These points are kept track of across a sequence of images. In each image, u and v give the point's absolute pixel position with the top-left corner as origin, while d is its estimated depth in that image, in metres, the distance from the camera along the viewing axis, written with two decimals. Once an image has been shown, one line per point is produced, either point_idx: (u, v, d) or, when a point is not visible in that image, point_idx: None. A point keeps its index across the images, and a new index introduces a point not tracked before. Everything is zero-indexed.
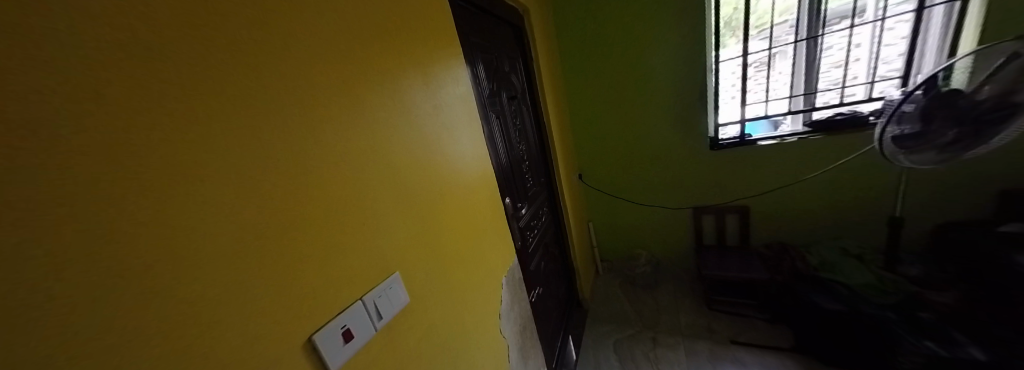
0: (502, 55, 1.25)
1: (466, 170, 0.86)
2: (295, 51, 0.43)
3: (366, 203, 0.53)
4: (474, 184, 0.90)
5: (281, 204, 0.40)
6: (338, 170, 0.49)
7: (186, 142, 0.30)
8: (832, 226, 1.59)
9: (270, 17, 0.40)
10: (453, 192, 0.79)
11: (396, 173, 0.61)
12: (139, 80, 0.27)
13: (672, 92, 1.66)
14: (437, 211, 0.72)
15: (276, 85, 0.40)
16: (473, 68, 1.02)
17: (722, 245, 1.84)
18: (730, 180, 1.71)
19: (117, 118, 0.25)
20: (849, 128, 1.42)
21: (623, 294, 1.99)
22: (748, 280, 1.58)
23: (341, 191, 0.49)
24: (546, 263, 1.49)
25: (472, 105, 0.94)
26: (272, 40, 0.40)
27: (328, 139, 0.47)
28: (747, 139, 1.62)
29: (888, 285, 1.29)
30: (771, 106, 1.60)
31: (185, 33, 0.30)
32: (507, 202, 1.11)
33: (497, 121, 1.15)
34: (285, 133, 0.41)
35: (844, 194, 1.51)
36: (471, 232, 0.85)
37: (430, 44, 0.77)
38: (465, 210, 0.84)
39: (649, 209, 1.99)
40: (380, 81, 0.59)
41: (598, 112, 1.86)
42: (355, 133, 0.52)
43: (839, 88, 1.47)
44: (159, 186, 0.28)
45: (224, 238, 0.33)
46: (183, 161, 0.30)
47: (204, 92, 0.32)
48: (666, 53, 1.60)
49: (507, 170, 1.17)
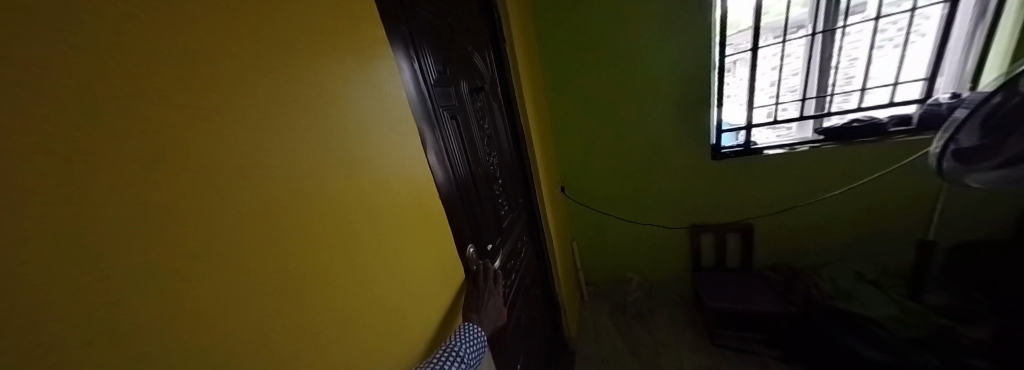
0: (461, 29, 0.85)
1: (403, 211, 0.50)
2: (269, 41, 0.31)
3: (339, 246, 0.37)
4: (410, 238, 0.52)
5: (274, 248, 0.28)
6: (320, 223, 0.34)
7: (208, 235, 0.23)
8: (842, 246, 1.43)
9: (268, 46, 0.30)
10: (378, 250, 0.44)
11: (381, 201, 0.45)
12: (131, 90, 0.19)
13: (674, 92, 1.38)
14: (356, 290, 0.39)
15: (292, 140, 0.32)
16: (412, 40, 0.63)
17: (722, 267, 1.62)
18: (734, 195, 1.48)
19: (119, 153, 0.18)
20: (865, 138, 1.24)
21: (614, 327, 1.70)
22: (759, 312, 1.37)
23: (333, 266, 0.36)
24: (528, 314, 1.13)
25: (417, 106, 0.60)
26: (263, 65, 0.30)
27: (312, 161, 0.34)
28: (753, 148, 1.40)
29: (912, 318, 1.15)
30: (781, 110, 1.40)
31: (170, 24, 0.22)
32: (470, 253, 0.74)
33: (453, 125, 0.75)
34: (301, 195, 0.32)
35: (855, 211, 1.35)
36: (400, 324, 0.47)
37: (402, 43, 0.58)
38: (385, 287, 0.45)
39: (643, 227, 1.71)
40: (363, 80, 0.45)
41: (587, 116, 1.54)
42: (366, 182, 0.42)
43: (859, 90, 1.30)
44: (159, 239, 0.19)
45: (219, 306, 0.23)
46: (187, 200, 0.21)
47: (232, 163, 0.25)
48: (668, 43, 1.31)
49: (467, 195, 0.77)
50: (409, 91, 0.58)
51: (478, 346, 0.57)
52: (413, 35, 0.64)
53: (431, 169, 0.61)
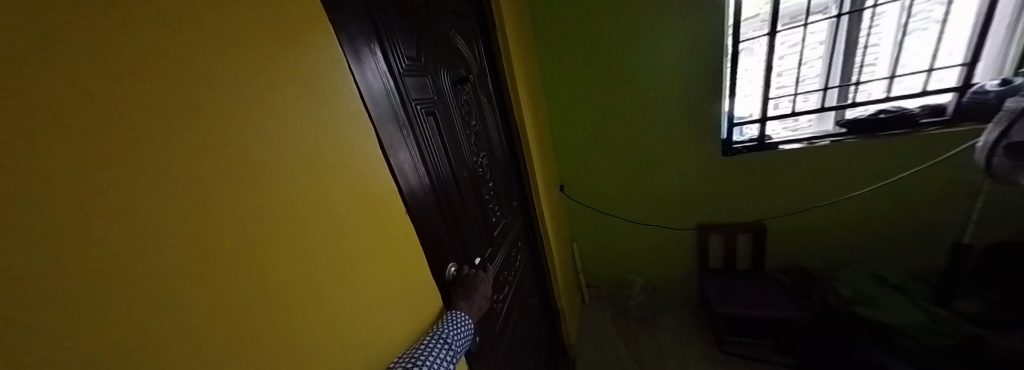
0: (439, 10, 0.73)
1: (365, 228, 0.42)
2: (207, 21, 0.25)
3: (281, 271, 0.30)
4: (387, 251, 0.46)
5: (210, 270, 0.24)
6: (298, 228, 0.32)
7: (173, 244, 0.21)
8: (861, 245, 1.34)
9: (240, 40, 0.28)
10: (325, 281, 0.35)
11: (352, 207, 0.40)
12: (19, 82, 0.15)
13: (684, 82, 1.26)
14: (299, 332, 0.31)
15: (267, 141, 0.29)
16: (374, 20, 0.51)
17: (730, 269, 1.53)
18: (745, 193, 1.39)
19: (64, 158, 0.16)
20: (890, 131, 1.15)
21: (616, 332, 1.62)
22: (772, 319, 1.27)
23: (312, 272, 0.33)
24: (524, 324, 1.05)
25: (393, 102, 0.53)
26: (233, 61, 0.27)
27: (283, 161, 0.31)
28: (767, 142, 1.30)
29: (938, 325, 1.06)
30: (800, 101, 1.27)
31: (131, 19, 0.20)
32: (450, 272, 0.64)
33: (431, 122, 0.65)
34: (277, 198, 0.30)
35: (876, 209, 1.27)
36: (366, 362, 0.40)
37: (374, 29, 0.51)
38: (341, 326, 0.37)
39: (647, 228, 1.61)
40: (328, 69, 0.39)
41: (587, 110, 1.43)
42: (351, 185, 0.40)
43: (887, 78, 1.18)
44: (116, 248, 0.18)
45: (146, 343, 0.19)
46: (100, 218, 0.17)
47: (199, 167, 0.23)
48: (676, 28, 1.18)
49: (448, 203, 0.67)
50: (368, 83, 0.47)
51: (465, 332, 0.53)
52: (375, 14, 0.52)
53: (398, 179, 0.50)
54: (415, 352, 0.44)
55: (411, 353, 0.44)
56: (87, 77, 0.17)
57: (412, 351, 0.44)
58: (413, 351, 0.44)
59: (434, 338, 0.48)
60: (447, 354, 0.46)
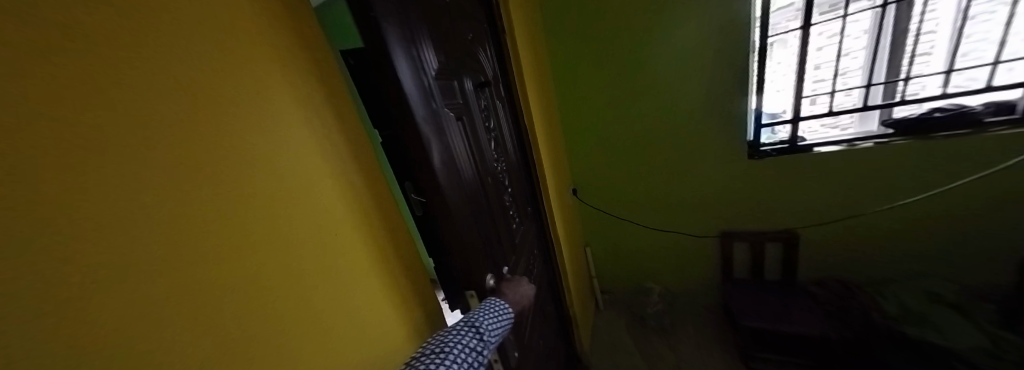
0: (458, 14, 0.73)
1: (364, 237, 0.42)
2: (206, 27, 0.25)
3: (282, 278, 0.30)
4: (384, 251, 0.46)
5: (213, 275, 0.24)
6: (300, 228, 0.33)
7: (194, 240, 0.22)
8: (911, 258, 1.22)
9: (243, 45, 0.29)
10: (324, 289, 0.35)
11: (350, 214, 0.40)
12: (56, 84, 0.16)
13: (706, 80, 1.20)
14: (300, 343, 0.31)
15: (269, 143, 0.30)
16: (413, 20, 0.51)
17: (760, 280, 1.43)
18: (774, 199, 1.30)
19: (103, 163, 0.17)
20: (946, 132, 1.04)
21: (632, 341, 1.56)
22: (808, 335, 1.17)
23: (314, 270, 0.34)
24: (545, 332, 1.04)
25: (432, 106, 0.53)
26: (235, 65, 0.28)
27: (282, 160, 0.32)
28: (800, 144, 1.20)
29: (1002, 349, 0.94)
30: (839, 99, 1.16)
31: (145, 25, 0.21)
32: (490, 284, 0.64)
33: (459, 127, 0.64)
34: (280, 197, 0.31)
35: (929, 218, 1.14)
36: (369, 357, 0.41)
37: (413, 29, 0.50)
38: (342, 336, 0.37)
39: (665, 234, 1.55)
40: (320, 75, 0.39)
41: (602, 112, 1.38)
42: (347, 185, 0.41)
43: (945, 72, 1.05)
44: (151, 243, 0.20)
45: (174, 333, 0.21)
46: (131, 212, 0.19)
47: (208, 164, 0.24)
48: (698, 23, 1.12)
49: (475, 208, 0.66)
50: (402, 82, 0.46)
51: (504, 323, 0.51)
52: (415, 16, 0.52)
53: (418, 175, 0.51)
54: (453, 333, 0.43)
55: (439, 337, 0.42)
56: (107, 79, 0.18)
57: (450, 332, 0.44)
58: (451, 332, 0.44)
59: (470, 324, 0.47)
60: (476, 343, 0.43)
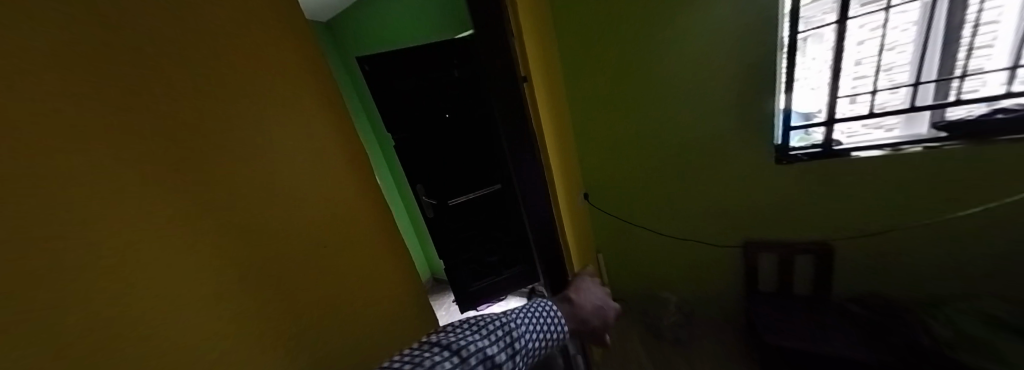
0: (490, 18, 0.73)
1: (295, 249, 0.43)
2: (123, 36, 0.27)
3: (181, 282, 0.31)
4: (314, 240, 0.46)
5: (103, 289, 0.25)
6: (195, 213, 0.32)
7: (47, 224, 0.22)
8: (967, 277, 1.09)
9: (145, 26, 0.28)
10: (235, 292, 0.36)
11: (290, 211, 0.42)
12: None
13: (726, 79, 1.13)
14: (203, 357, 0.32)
15: (161, 126, 0.30)
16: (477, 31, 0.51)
17: (788, 294, 1.33)
18: (806, 208, 1.20)
19: None
20: (1013, 135, 0.91)
21: (647, 354, 1.50)
22: (847, 360, 1.06)
23: (210, 256, 0.34)
24: (565, 344, 1.02)
25: None
26: (127, 43, 0.27)
27: (178, 144, 0.31)
28: (835, 148, 1.11)
29: None
30: (882, 99, 1.06)
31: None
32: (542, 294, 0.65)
33: None
34: (168, 179, 0.30)
35: (990, 233, 1.01)
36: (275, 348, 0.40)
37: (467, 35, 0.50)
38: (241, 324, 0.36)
39: (684, 243, 1.48)
40: (255, 59, 0.38)
41: (618, 115, 1.34)
42: (271, 170, 0.40)
43: (1013, 67, 0.92)
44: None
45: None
46: None
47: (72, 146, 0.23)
48: (716, 18, 1.05)
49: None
50: None
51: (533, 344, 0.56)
52: None
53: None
54: (521, 324, 0.55)
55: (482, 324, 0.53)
56: None
57: (520, 320, 0.56)
58: (521, 322, 0.56)
59: (534, 325, 0.57)
60: (498, 351, 0.50)
